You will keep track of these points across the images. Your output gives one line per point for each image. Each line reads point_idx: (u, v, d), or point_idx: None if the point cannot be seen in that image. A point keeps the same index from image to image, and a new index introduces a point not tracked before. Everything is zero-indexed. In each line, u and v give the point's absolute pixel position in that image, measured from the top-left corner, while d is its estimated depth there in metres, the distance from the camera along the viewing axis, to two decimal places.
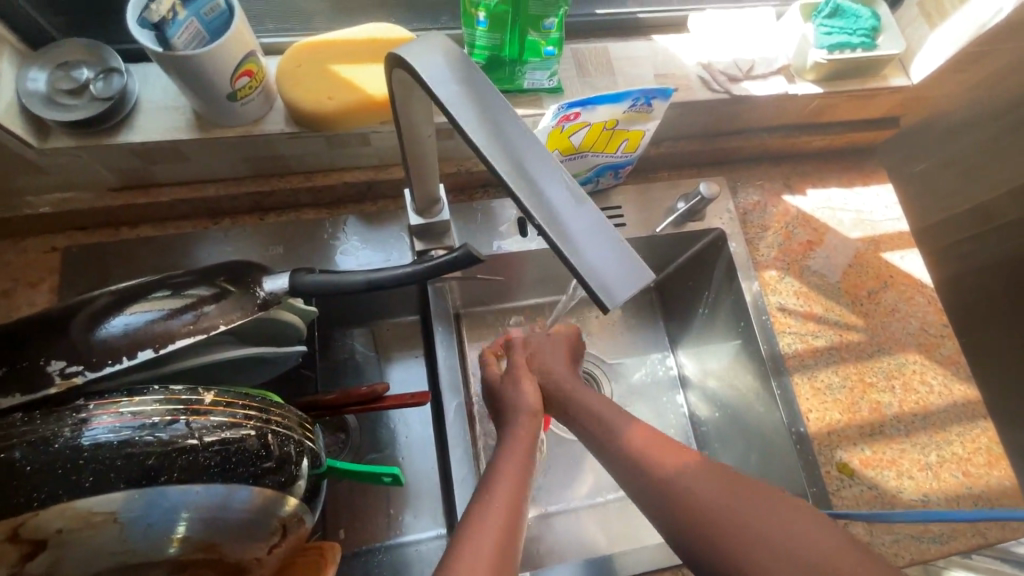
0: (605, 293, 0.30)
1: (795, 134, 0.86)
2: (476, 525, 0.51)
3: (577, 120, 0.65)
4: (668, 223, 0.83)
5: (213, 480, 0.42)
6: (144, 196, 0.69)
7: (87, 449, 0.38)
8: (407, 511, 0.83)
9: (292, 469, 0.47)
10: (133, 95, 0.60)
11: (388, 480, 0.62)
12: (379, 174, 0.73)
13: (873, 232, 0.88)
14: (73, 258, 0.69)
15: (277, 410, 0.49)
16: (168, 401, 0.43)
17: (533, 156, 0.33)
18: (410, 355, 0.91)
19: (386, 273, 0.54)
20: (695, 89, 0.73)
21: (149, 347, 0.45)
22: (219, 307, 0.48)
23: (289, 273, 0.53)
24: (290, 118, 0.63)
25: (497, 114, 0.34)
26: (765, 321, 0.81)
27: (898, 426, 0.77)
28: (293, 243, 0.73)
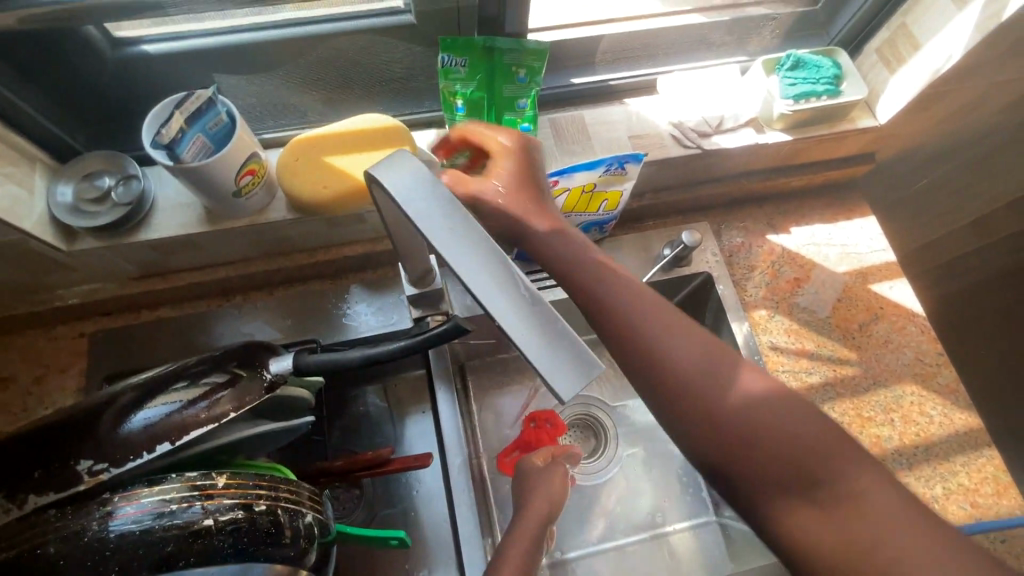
0: (562, 386, 0.34)
1: (772, 176, 0.89)
2: None
3: (556, 186, 0.69)
4: (656, 270, 0.86)
5: (227, 560, 0.45)
6: (164, 282, 0.75)
7: (113, 540, 0.42)
8: (421, 567, 0.85)
9: (302, 543, 0.51)
10: (150, 196, 0.66)
11: (395, 543, 0.64)
12: (377, 246, 0.78)
13: (860, 265, 0.90)
14: (98, 343, 0.75)
15: (288, 486, 0.52)
16: (187, 486, 0.46)
17: (494, 260, 0.37)
18: (417, 411, 0.94)
19: (381, 347, 0.58)
20: (668, 147, 0.78)
21: (167, 441, 0.49)
22: (230, 392, 0.53)
23: (293, 354, 0.57)
24: (291, 206, 0.69)
25: (460, 222, 0.39)
26: (758, 360, 0.83)
27: (900, 460, 0.78)
28: (300, 315, 0.78)
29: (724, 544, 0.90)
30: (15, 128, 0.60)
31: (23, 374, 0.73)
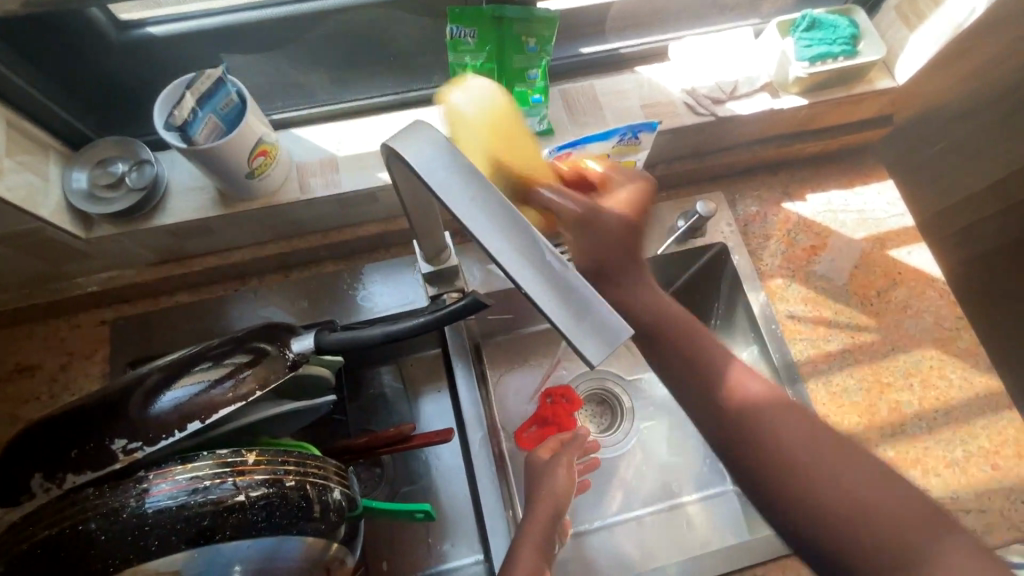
0: (592, 351, 0.34)
1: (787, 143, 0.88)
2: None
3: (569, 159, 0.69)
4: (670, 242, 0.85)
5: (262, 533, 0.46)
6: (181, 267, 0.75)
7: (150, 515, 0.43)
8: (445, 540, 0.87)
9: (331, 517, 0.52)
10: (164, 180, 0.66)
11: (420, 516, 0.65)
12: (389, 225, 0.78)
13: (878, 230, 0.89)
14: (120, 330, 0.76)
15: (314, 461, 0.53)
16: (218, 464, 0.47)
17: (518, 227, 0.37)
18: (435, 389, 0.95)
19: (400, 325, 0.58)
20: (681, 115, 0.76)
21: (196, 420, 0.49)
22: (254, 372, 0.53)
23: (313, 333, 0.58)
24: (302, 187, 0.69)
25: (482, 192, 0.38)
26: (774, 330, 0.83)
27: (920, 424, 0.78)
28: (317, 296, 0.78)
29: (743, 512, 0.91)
30: (28, 115, 0.60)
31: (48, 362, 0.74)
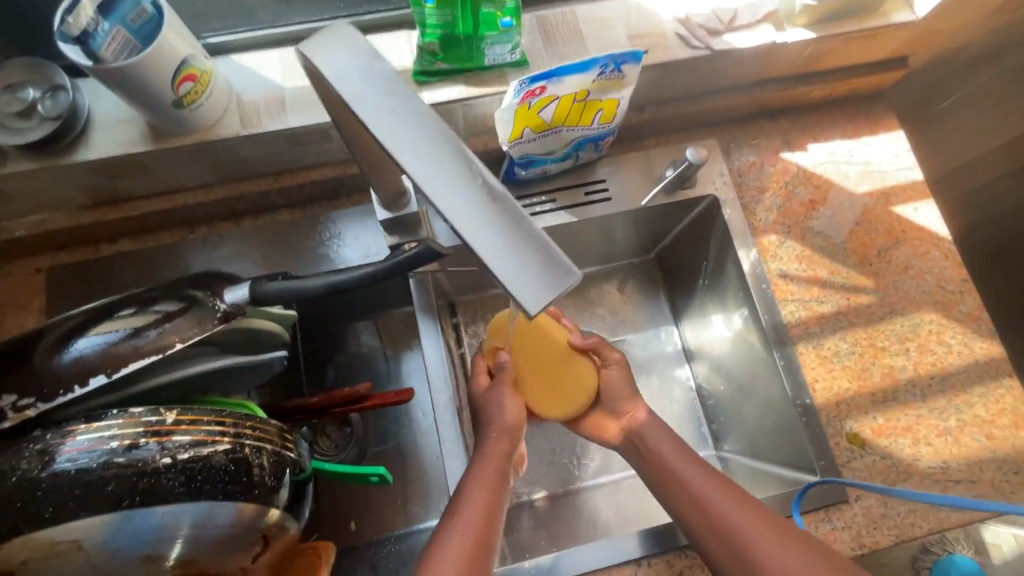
0: (529, 298, 0.28)
1: (789, 85, 0.80)
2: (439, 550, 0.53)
3: (544, 94, 0.62)
4: (657, 192, 0.79)
5: (181, 500, 0.42)
6: (117, 211, 0.69)
7: (45, 480, 0.38)
8: (414, 502, 0.84)
9: (268, 481, 0.47)
10: (84, 109, 0.60)
11: (376, 479, 0.61)
12: (347, 168, 0.72)
13: (883, 184, 0.82)
14: (58, 279, 0.70)
15: (251, 422, 0.49)
16: (130, 423, 0.42)
17: (448, 150, 0.31)
18: (405, 347, 0.90)
19: (346, 273, 0.52)
20: (672, 48, 0.68)
21: (101, 373, 0.44)
22: (176, 324, 0.48)
23: (249, 282, 0.52)
24: (244, 122, 0.62)
25: (405, 106, 0.31)
26: (765, 289, 0.77)
27: (914, 391, 0.73)
28: (271, 246, 0.72)
29: None
30: None
31: None
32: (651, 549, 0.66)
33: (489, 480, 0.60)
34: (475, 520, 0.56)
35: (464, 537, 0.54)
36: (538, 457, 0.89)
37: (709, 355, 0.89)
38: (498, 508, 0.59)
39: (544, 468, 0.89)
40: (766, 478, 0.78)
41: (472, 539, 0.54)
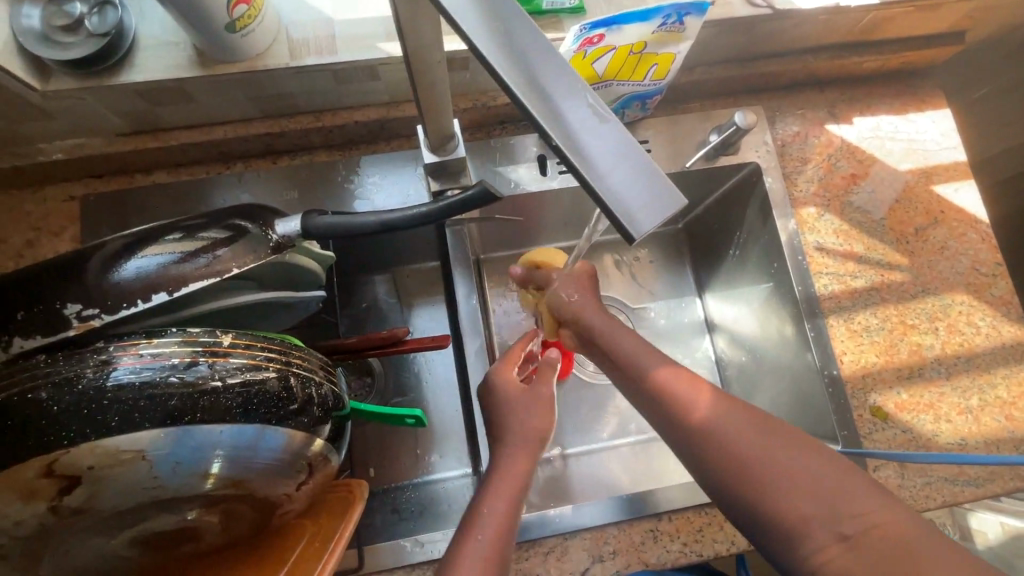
0: (629, 220, 0.29)
1: (841, 55, 0.79)
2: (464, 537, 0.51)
3: (601, 44, 0.60)
4: (699, 156, 0.77)
5: (236, 420, 0.42)
6: (155, 140, 0.68)
7: (110, 390, 0.39)
8: (433, 452, 0.85)
9: (315, 411, 0.48)
10: (130, 30, 0.59)
11: (411, 422, 0.62)
12: (391, 111, 0.71)
13: (926, 162, 0.81)
14: (90, 206, 0.68)
15: (298, 353, 0.49)
16: (187, 343, 0.42)
17: (551, 71, 0.31)
18: (432, 301, 0.90)
19: (397, 212, 0.51)
20: (733, 4, 0.68)
21: (162, 291, 0.44)
22: (231, 250, 0.48)
23: (300, 216, 0.51)
24: (294, 53, 0.61)
25: (507, 22, 0.32)
26: (800, 261, 0.77)
27: (939, 369, 0.73)
28: (307, 186, 0.71)
29: None
30: None
31: (12, 237, 0.67)
32: (670, 506, 0.67)
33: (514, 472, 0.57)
34: (492, 531, 0.51)
35: (477, 555, 0.49)
36: (555, 417, 0.91)
37: (731, 328, 0.89)
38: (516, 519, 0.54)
39: (561, 427, 0.90)
40: None
41: (486, 555, 0.50)
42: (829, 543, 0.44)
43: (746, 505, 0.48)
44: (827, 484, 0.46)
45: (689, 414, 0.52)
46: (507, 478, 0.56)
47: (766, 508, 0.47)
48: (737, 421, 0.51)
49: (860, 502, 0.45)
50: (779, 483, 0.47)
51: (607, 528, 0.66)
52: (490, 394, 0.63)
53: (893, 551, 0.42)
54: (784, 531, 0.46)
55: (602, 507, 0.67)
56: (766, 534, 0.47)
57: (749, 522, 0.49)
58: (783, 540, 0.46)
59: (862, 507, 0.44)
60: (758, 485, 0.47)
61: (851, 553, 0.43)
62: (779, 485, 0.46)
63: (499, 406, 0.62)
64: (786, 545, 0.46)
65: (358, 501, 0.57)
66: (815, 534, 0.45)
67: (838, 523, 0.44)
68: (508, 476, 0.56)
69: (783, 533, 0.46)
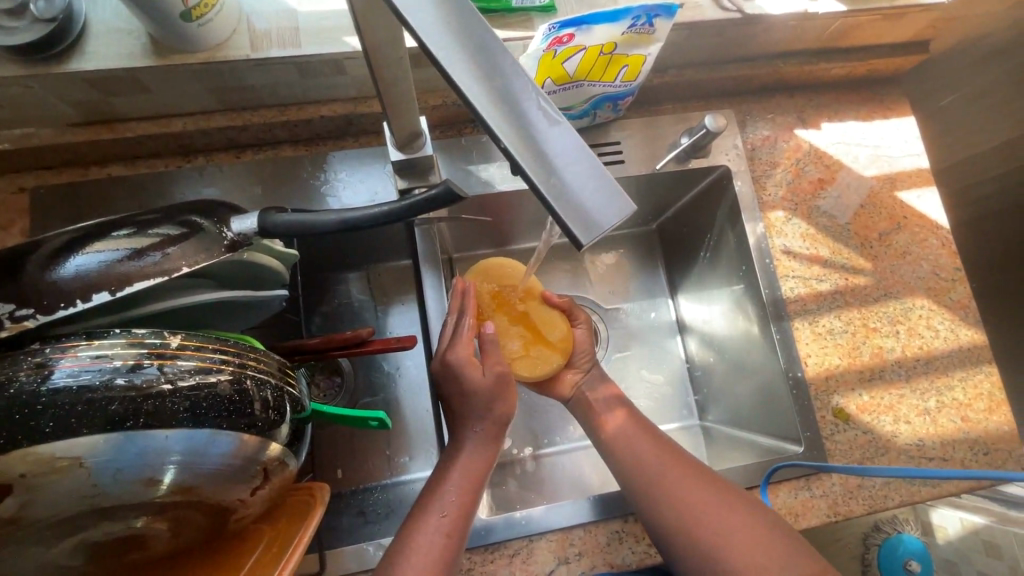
0: (579, 228, 0.29)
1: (811, 61, 0.80)
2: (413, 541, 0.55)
3: (571, 43, 0.60)
4: (670, 158, 0.77)
5: (184, 426, 0.41)
6: (109, 132, 0.65)
7: (46, 394, 0.37)
8: (401, 453, 0.84)
9: (271, 415, 0.47)
10: (80, 15, 0.57)
11: (374, 424, 0.61)
12: (358, 106, 0.69)
13: (890, 169, 0.83)
14: (39, 199, 0.65)
15: (253, 355, 0.48)
16: (133, 345, 0.41)
17: (504, 70, 0.31)
18: (403, 300, 0.89)
19: (359, 210, 0.49)
20: (704, 8, 0.69)
21: (105, 291, 0.42)
22: (183, 248, 0.46)
23: (258, 213, 0.49)
24: (256, 44, 0.59)
25: (459, 19, 0.31)
26: (767, 264, 0.78)
27: (899, 371, 0.75)
28: (272, 182, 0.69)
29: (704, 446, 0.87)
30: None
31: None
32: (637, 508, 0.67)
33: (473, 468, 0.60)
34: (454, 514, 0.57)
35: (438, 533, 0.56)
36: (526, 416, 0.91)
37: (702, 329, 0.90)
38: (468, 516, 0.59)
39: (532, 427, 0.90)
40: (746, 445, 0.80)
41: (447, 533, 0.56)
42: (712, 524, 0.58)
43: (650, 507, 0.61)
44: (716, 485, 0.61)
45: (614, 432, 0.69)
46: (467, 473, 0.60)
47: (668, 501, 0.60)
48: (711, 496, 0.60)
49: (806, 561, 0.55)
50: (740, 547, 0.56)
51: (573, 530, 0.66)
52: (453, 377, 0.62)
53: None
54: (680, 520, 0.59)
55: (569, 509, 0.67)
56: (665, 532, 0.59)
57: (656, 520, 0.60)
58: (680, 525, 0.58)
59: (808, 566, 0.55)
60: (662, 484, 0.61)
61: (728, 524, 0.57)
62: (737, 545, 0.56)
63: (468, 396, 0.62)
64: (681, 529, 0.58)
65: (318, 508, 0.56)
66: (703, 519, 0.58)
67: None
68: (468, 470, 0.60)
69: (682, 521, 0.59)
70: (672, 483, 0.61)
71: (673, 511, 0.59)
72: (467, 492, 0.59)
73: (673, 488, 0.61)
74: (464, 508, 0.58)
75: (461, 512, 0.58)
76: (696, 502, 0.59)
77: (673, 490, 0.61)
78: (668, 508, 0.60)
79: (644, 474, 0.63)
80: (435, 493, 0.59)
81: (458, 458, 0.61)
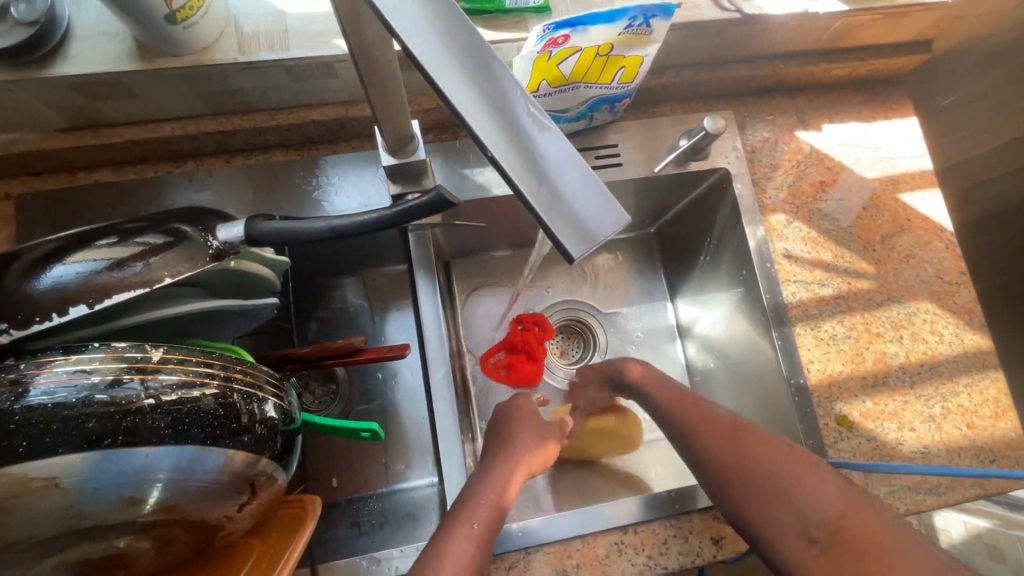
0: (570, 242, 0.28)
1: (811, 61, 0.79)
2: (439, 551, 0.52)
3: (566, 44, 0.58)
4: (669, 161, 0.76)
5: (165, 443, 0.39)
6: (95, 137, 0.64)
7: (19, 412, 0.36)
8: (398, 461, 0.82)
9: (258, 429, 0.45)
10: (62, 18, 0.55)
11: (367, 435, 0.59)
12: (349, 110, 0.68)
13: (892, 171, 0.81)
14: (25, 206, 0.64)
15: (240, 367, 0.46)
16: (112, 359, 0.39)
17: (494, 74, 0.29)
18: (398, 306, 0.87)
19: (349, 217, 0.48)
20: (703, 8, 0.67)
21: (83, 304, 0.41)
22: (167, 258, 0.44)
23: (244, 220, 0.48)
24: (244, 47, 0.58)
25: (446, 22, 0.29)
26: (769, 269, 0.76)
27: (903, 377, 0.74)
28: (263, 188, 0.68)
29: None
30: None
31: None
32: (636, 518, 0.66)
33: (495, 486, 0.59)
34: (484, 521, 0.55)
35: (469, 540, 0.53)
36: None
37: (702, 333, 0.88)
38: (495, 528, 0.56)
39: None
40: None
41: (477, 542, 0.53)
42: (724, 462, 0.59)
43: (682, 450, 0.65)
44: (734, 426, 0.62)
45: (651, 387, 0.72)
46: (492, 491, 0.59)
47: (693, 443, 0.63)
48: (725, 441, 0.60)
49: (830, 502, 0.53)
50: (751, 495, 0.56)
51: (571, 542, 0.65)
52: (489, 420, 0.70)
53: (853, 551, 0.49)
54: (701, 461, 0.61)
55: (567, 520, 0.65)
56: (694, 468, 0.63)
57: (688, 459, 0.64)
58: (702, 465, 0.61)
59: (831, 506, 0.52)
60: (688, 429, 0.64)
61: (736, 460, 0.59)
62: (745, 483, 0.57)
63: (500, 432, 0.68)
64: (704, 467, 0.61)
65: (310, 520, 0.54)
66: (718, 458, 0.60)
67: (809, 527, 0.52)
68: (492, 489, 0.59)
69: (703, 460, 0.61)
70: (697, 425, 0.64)
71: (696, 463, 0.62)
72: (493, 507, 0.57)
73: (697, 433, 0.63)
74: (492, 520, 0.56)
75: (490, 522, 0.56)
76: (715, 440, 0.61)
77: (695, 435, 0.63)
78: (695, 451, 0.63)
79: (677, 419, 0.66)
80: (464, 505, 0.57)
81: (482, 478, 0.61)
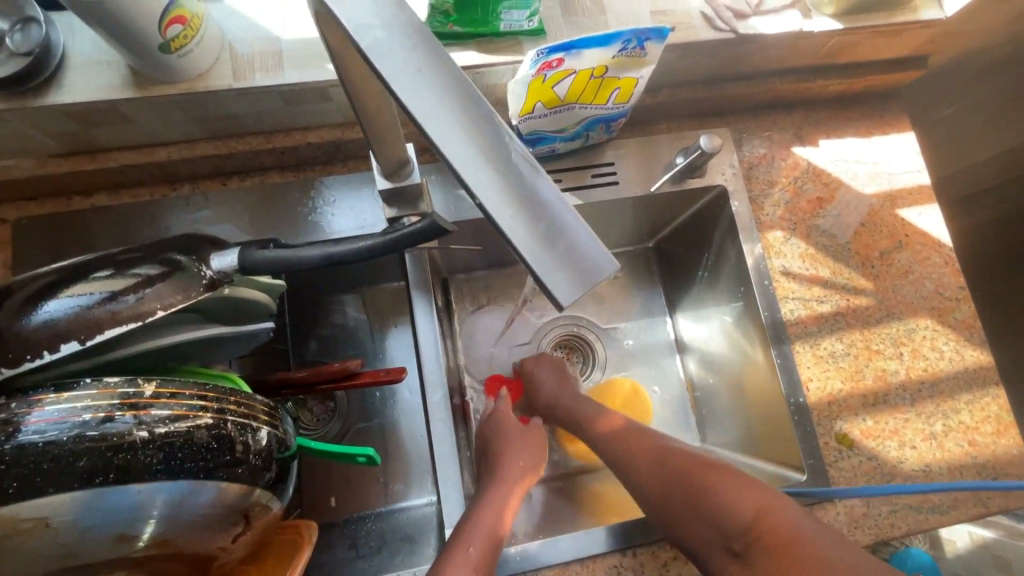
0: (554, 284, 0.29)
1: (807, 78, 0.79)
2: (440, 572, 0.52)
3: (560, 67, 0.58)
4: (666, 179, 0.76)
5: (157, 478, 0.39)
6: (91, 163, 0.64)
7: (9, 453, 0.35)
8: (397, 481, 0.81)
9: (252, 460, 0.45)
10: (58, 47, 0.56)
11: (363, 460, 0.59)
12: (345, 132, 0.68)
13: (890, 186, 0.81)
14: (21, 232, 0.64)
15: (235, 397, 0.46)
16: (104, 395, 0.39)
17: (481, 121, 0.31)
18: (396, 324, 0.87)
19: (344, 245, 0.47)
20: (697, 28, 0.67)
21: (75, 339, 0.41)
22: (159, 289, 0.44)
23: (238, 248, 0.48)
24: (238, 74, 0.58)
25: (434, 72, 0.31)
26: (767, 286, 0.76)
27: (904, 395, 0.73)
28: (260, 210, 0.68)
29: None
30: None
31: None
32: (634, 540, 0.65)
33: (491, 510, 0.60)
34: (482, 547, 0.55)
35: (468, 564, 0.53)
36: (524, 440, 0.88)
37: (701, 349, 0.88)
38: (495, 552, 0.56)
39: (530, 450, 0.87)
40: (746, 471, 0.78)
41: (476, 565, 0.54)
42: (648, 482, 0.61)
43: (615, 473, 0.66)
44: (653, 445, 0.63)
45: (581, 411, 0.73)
46: (488, 513, 0.59)
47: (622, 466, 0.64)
48: (646, 461, 0.62)
49: (745, 510, 0.54)
50: (675, 511, 0.58)
51: (570, 564, 0.64)
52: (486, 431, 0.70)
53: (771, 552, 0.50)
54: (632, 484, 0.63)
55: (565, 542, 0.65)
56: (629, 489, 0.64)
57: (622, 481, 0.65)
58: (633, 487, 0.63)
59: (745, 515, 0.53)
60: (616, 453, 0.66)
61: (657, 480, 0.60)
62: (669, 501, 0.58)
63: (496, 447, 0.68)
64: (635, 490, 0.62)
65: (305, 546, 0.53)
66: (644, 481, 0.61)
67: (729, 540, 0.54)
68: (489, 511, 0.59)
69: (633, 483, 0.62)
70: (623, 448, 0.65)
71: (632, 480, 0.63)
72: (490, 532, 0.57)
73: (623, 455, 0.64)
74: (490, 542, 0.56)
75: (488, 545, 0.56)
76: (638, 463, 0.63)
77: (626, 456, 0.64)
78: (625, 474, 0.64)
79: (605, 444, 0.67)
80: (463, 528, 0.57)
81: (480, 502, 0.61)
